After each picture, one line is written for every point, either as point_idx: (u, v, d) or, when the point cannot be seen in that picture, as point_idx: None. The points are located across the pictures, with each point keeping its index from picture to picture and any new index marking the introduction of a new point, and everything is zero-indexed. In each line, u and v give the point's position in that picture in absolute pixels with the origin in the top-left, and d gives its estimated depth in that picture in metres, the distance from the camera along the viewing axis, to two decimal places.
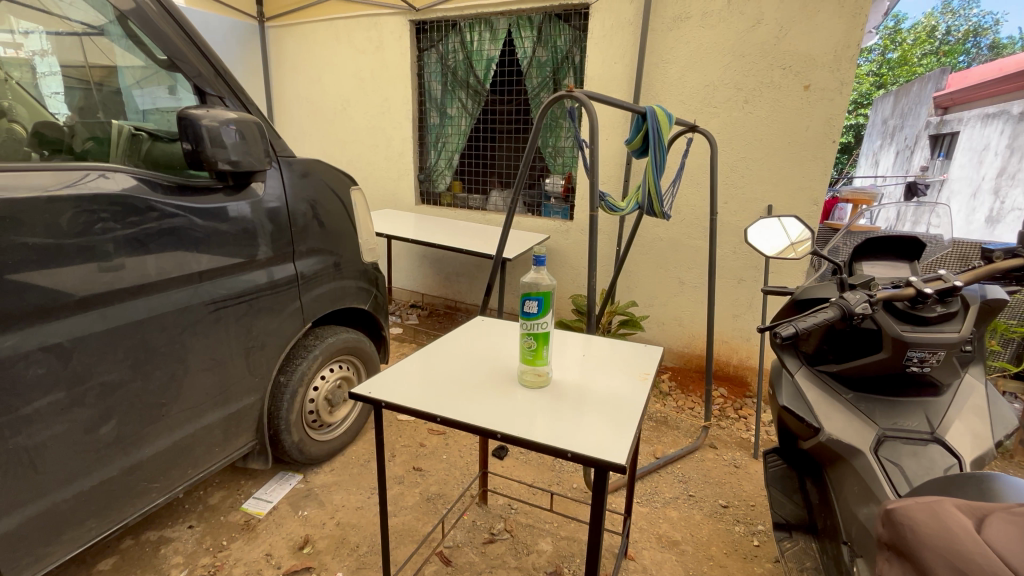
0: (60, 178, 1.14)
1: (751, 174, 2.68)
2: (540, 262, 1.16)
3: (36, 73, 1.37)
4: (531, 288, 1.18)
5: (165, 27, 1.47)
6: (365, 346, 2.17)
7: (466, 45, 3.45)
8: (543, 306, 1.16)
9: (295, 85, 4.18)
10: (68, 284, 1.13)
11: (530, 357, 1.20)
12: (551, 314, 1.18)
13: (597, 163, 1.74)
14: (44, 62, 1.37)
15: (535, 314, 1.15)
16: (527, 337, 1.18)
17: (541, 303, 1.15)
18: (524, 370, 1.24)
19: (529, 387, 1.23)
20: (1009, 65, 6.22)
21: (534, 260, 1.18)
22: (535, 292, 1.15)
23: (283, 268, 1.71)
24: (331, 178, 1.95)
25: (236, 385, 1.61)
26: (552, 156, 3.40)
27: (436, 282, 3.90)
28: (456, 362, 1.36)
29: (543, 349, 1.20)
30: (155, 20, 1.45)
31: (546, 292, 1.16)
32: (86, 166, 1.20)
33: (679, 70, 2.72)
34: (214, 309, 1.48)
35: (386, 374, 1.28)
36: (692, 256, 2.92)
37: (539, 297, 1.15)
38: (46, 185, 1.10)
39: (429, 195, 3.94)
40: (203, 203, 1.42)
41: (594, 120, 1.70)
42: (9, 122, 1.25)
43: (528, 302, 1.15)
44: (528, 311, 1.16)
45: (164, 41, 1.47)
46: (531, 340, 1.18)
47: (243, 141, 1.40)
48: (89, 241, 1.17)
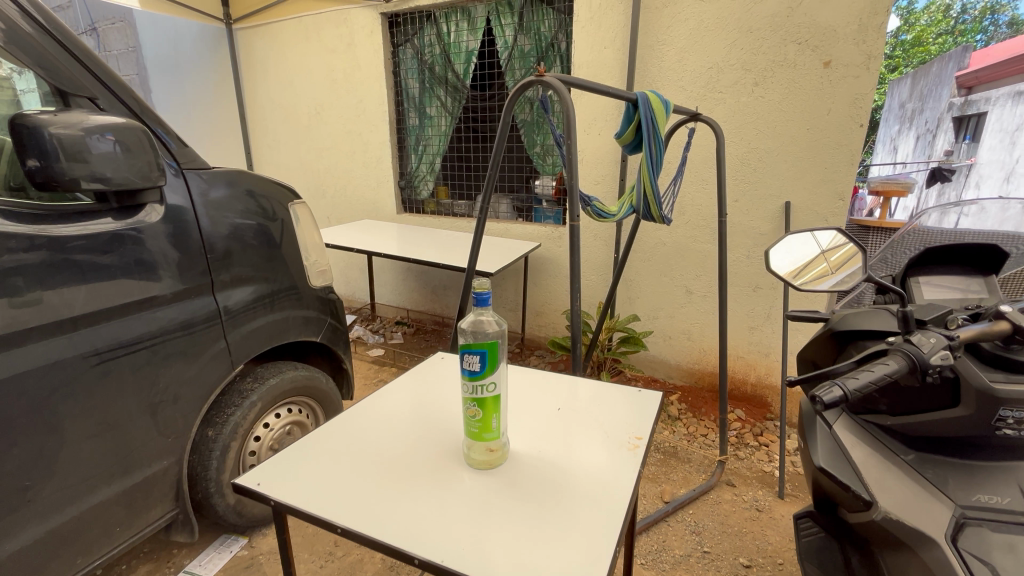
0: None
1: (765, 167, 2.34)
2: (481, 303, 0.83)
3: (17, 90, 1.14)
4: (473, 337, 0.85)
5: (26, 29, 1.10)
6: (320, 384, 1.87)
7: (443, 37, 3.15)
8: (487, 363, 0.84)
9: (268, 90, 3.93)
10: None
11: (474, 426, 0.89)
12: (500, 370, 0.87)
13: (575, 163, 1.41)
14: (24, 79, 1.13)
15: (478, 373, 0.84)
16: (469, 402, 0.86)
17: (484, 359, 0.83)
18: (468, 443, 0.92)
19: (478, 469, 0.91)
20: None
21: (474, 298, 0.84)
22: (476, 344, 0.83)
23: (199, 303, 1.41)
24: (264, 190, 1.65)
25: (140, 450, 1.30)
26: (541, 155, 3.08)
27: (422, 296, 3.61)
28: (393, 430, 1.05)
29: (493, 420, 0.88)
30: (12, 21, 1.07)
31: (491, 344, 0.84)
32: None
33: (677, 51, 2.39)
34: (99, 363, 1.19)
35: (330, 426, 1.07)
36: (700, 261, 2.58)
37: (481, 350, 0.83)
38: None
39: (412, 203, 3.66)
40: (81, 233, 1.13)
41: (569, 111, 1.38)
42: None
43: (466, 357, 0.83)
44: (469, 369, 0.84)
45: (29, 50, 1.10)
46: (473, 406, 0.86)
47: (123, 154, 1.12)
48: None
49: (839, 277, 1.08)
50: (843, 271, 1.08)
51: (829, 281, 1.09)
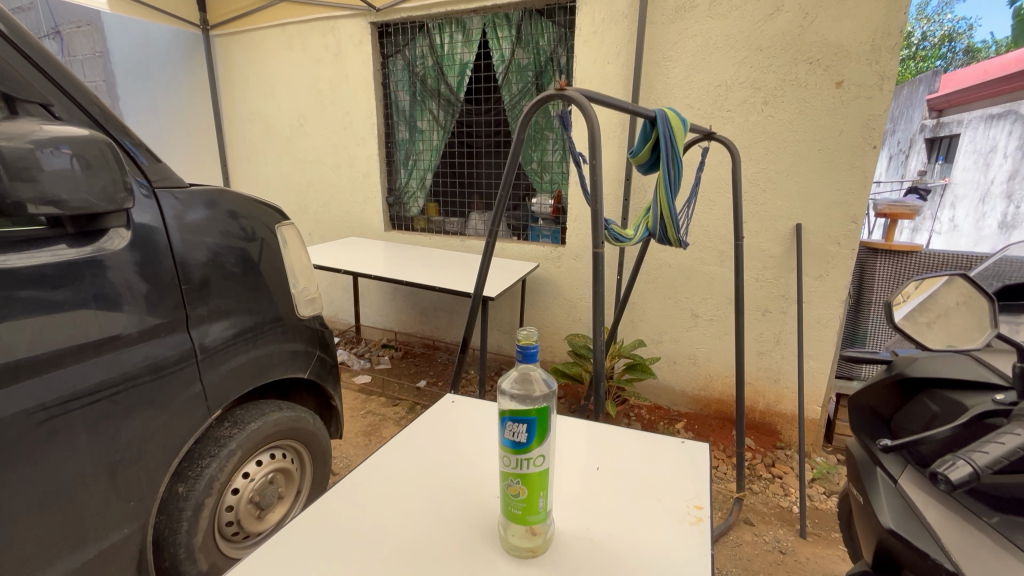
0: None
1: (775, 188, 2.27)
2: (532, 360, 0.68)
3: None
4: (521, 402, 0.71)
5: None
6: (307, 425, 1.68)
7: (436, 49, 3.03)
8: (536, 433, 0.69)
9: (246, 100, 3.73)
10: None
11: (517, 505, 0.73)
12: (549, 440, 0.72)
13: (599, 184, 1.28)
14: None
15: (524, 446, 0.69)
16: (512, 479, 0.71)
17: (533, 429, 0.68)
18: (507, 525, 0.76)
19: (520, 559, 0.75)
20: (992, 64, 5.99)
21: (520, 353, 0.70)
22: (524, 411, 0.68)
23: (171, 343, 1.21)
24: (248, 211, 1.48)
25: (95, 521, 1.09)
26: (538, 172, 2.96)
27: (410, 318, 3.42)
28: (406, 504, 0.88)
29: (537, 500, 0.72)
30: None
31: (542, 410, 0.69)
32: None
33: (684, 68, 2.32)
34: (47, 420, 0.98)
35: (331, 498, 0.90)
36: (707, 284, 2.51)
37: (529, 419, 0.68)
38: None
39: (401, 220, 3.50)
40: (27, 264, 0.94)
41: (595, 127, 1.25)
42: None
43: (511, 425, 0.68)
44: (514, 441, 0.69)
45: None
46: (517, 484, 0.70)
47: (85, 173, 0.95)
48: None
49: (916, 301, 1.07)
50: (920, 293, 1.07)
51: (909, 305, 1.07)
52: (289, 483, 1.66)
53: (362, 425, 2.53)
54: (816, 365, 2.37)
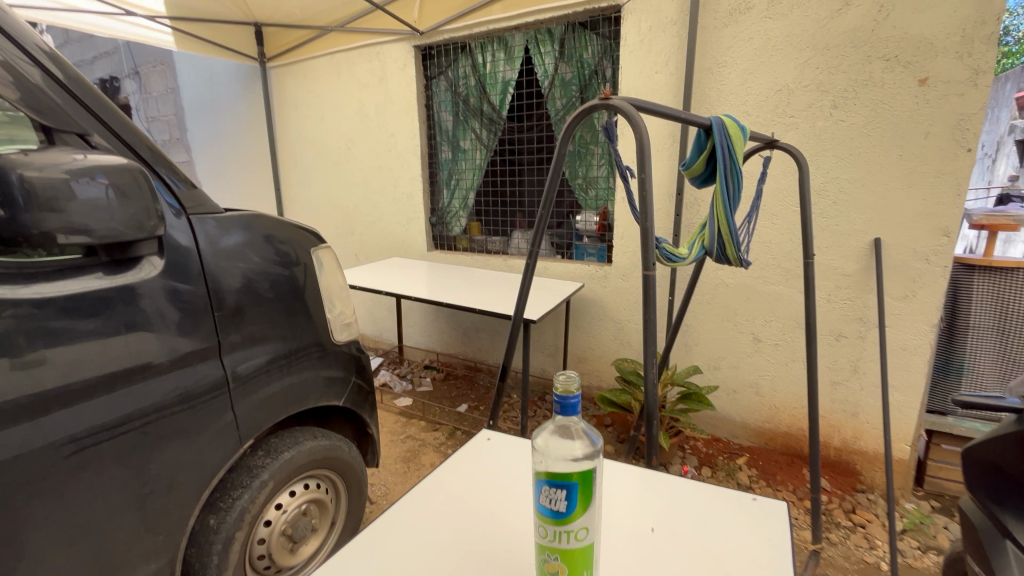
0: None
1: (847, 200, 2.05)
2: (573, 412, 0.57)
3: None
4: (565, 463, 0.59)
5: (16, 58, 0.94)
6: (342, 454, 1.62)
7: (478, 68, 3.01)
8: (578, 500, 0.58)
9: (299, 127, 3.88)
10: None
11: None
12: (594, 508, 0.60)
13: (649, 200, 1.15)
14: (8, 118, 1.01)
15: (564, 515, 0.58)
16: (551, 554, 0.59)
17: (574, 496, 0.57)
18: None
19: None
20: None
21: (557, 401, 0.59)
22: (563, 475, 0.57)
23: (204, 371, 1.19)
24: (284, 235, 1.46)
25: (122, 556, 1.06)
26: (583, 187, 2.84)
27: (453, 338, 3.37)
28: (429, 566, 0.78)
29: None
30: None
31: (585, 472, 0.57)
32: None
33: (738, 74, 2.16)
34: (75, 453, 0.96)
35: (349, 554, 0.81)
36: (769, 304, 2.35)
37: (569, 484, 0.57)
38: None
39: (443, 240, 3.48)
40: (56, 293, 0.93)
41: (644, 138, 1.13)
42: None
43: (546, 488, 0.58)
44: (553, 509, 0.58)
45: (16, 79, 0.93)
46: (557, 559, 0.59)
47: (121, 203, 0.95)
48: None
49: None
50: None
51: None
52: (323, 515, 1.60)
53: (401, 451, 2.47)
54: (901, 398, 2.10)
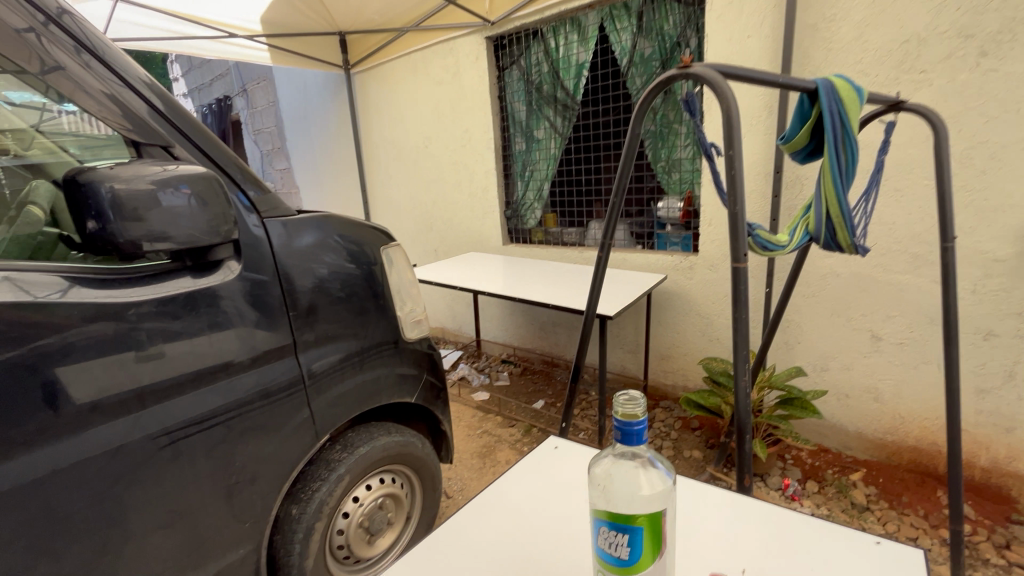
0: None
1: (1000, 169, 1.69)
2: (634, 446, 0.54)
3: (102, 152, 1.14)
4: (622, 503, 0.57)
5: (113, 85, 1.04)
6: (415, 450, 1.63)
7: (551, 53, 2.91)
8: (643, 544, 0.55)
9: (380, 128, 4.03)
10: None
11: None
12: (663, 553, 0.56)
13: (740, 180, 0.99)
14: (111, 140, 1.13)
15: (629, 560, 0.55)
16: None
17: (638, 541, 0.54)
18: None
19: None
20: None
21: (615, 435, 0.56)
22: (627, 519, 0.54)
23: (282, 368, 1.24)
24: (355, 234, 1.48)
25: (214, 540, 1.13)
26: (666, 171, 2.63)
27: (529, 333, 3.33)
28: None
29: None
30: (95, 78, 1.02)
31: (650, 516, 0.54)
32: None
33: (853, 28, 1.87)
34: (168, 444, 1.03)
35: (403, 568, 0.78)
36: (892, 296, 2.02)
37: (633, 528, 0.54)
38: None
39: (518, 233, 3.43)
40: (149, 297, 1.00)
41: (732, 108, 0.98)
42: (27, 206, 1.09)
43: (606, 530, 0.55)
44: (616, 554, 0.56)
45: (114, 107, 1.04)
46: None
47: (201, 210, 0.99)
48: None
49: None
50: None
51: None
52: (398, 509, 1.63)
53: (477, 446, 2.47)
54: None
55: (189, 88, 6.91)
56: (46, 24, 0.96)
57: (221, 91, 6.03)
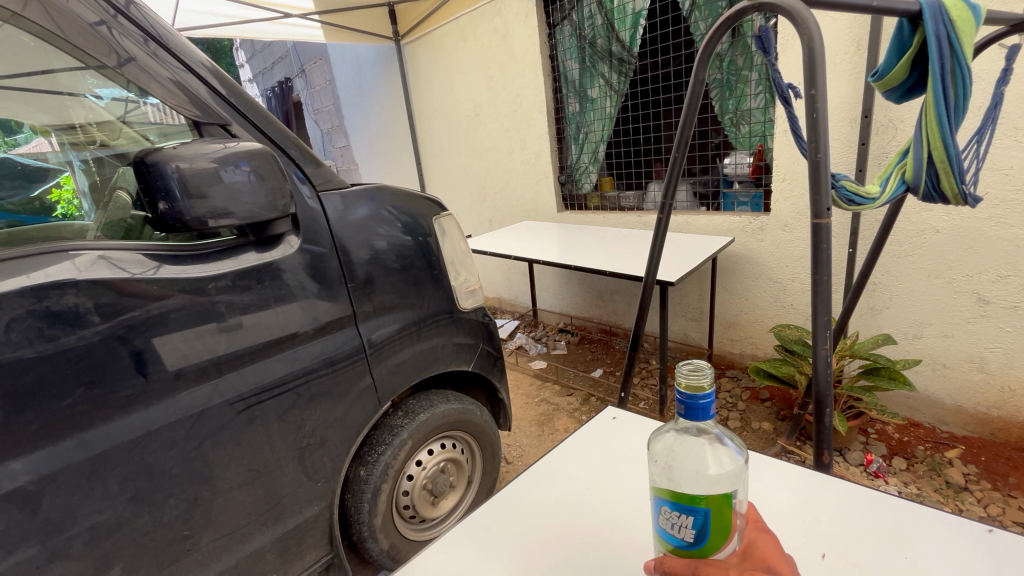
0: (40, 265, 0.87)
1: None
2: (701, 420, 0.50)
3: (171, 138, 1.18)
4: (684, 484, 0.53)
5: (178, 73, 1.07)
6: (474, 417, 1.66)
7: (605, 4, 2.72)
8: (711, 529, 0.51)
9: (431, 99, 4.01)
10: (37, 404, 0.83)
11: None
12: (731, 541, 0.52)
13: (824, 124, 0.87)
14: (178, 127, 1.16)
15: (695, 545, 0.51)
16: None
17: (705, 524, 0.50)
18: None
19: None
20: None
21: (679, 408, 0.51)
22: (691, 500, 0.50)
23: (343, 338, 1.28)
24: (407, 204, 1.48)
25: (290, 497, 1.21)
26: (734, 123, 2.42)
27: (587, 302, 3.27)
28: (540, 565, 0.71)
29: None
30: (157, 66, 1.05)
31: (719, 499, 0.50)
32: (79, 248, 0.93)
33: None
34: (244, 409, 1.10)
35: (460, 535, 0.78)
36: (1005, 253, 1.77)
37: (698, 511, 0.50)
38: (29, 270, 0.85)
39: (573, 199, 3.33)
40: (219, 271, 1.05)
41: (815, 41, 0.85)
42: (115, 191, 1.16)
43: (669, 512, 0.52)
44: (680, 537, 0.52)
45: (176, 91, 1.07)
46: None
47: (259, 185, 1.02)
48: (61, 342, 0.85)
49: None
50: None
51: None
52: (460, 474, 1.68)
53: (535, 414, 2.49)
54: None
55: (254, 73, 7.22)
56: (115, 17, 1.00)
57: (282, 73, 6.24)
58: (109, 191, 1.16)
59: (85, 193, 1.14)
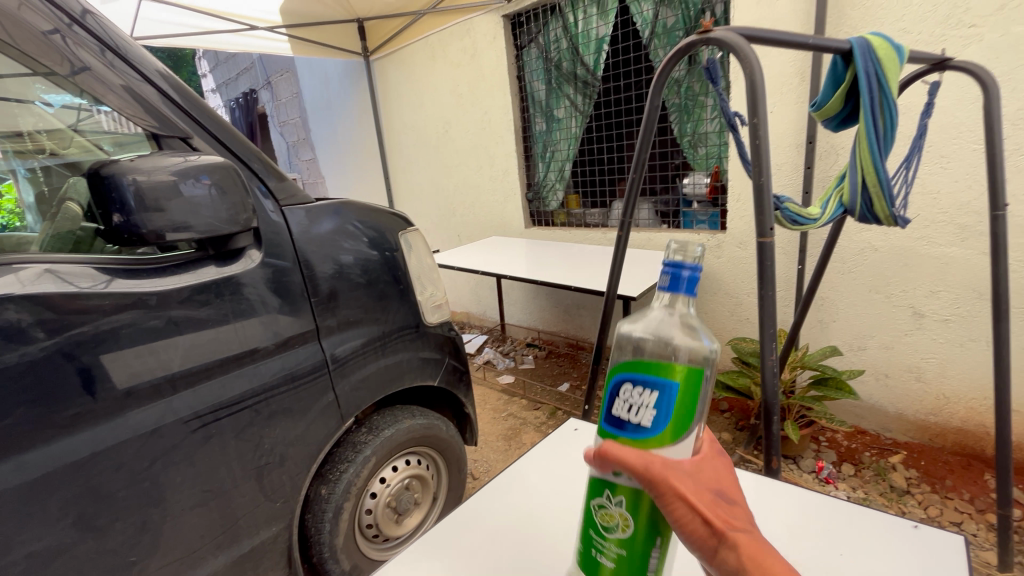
0: None
1: None
2: (683, 290, 0.54)
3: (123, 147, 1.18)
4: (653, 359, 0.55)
5: (136, 84, 1.06)
6: (440, 432, 1.66)
7: (570, 29, 2.82)
8: (672, 412, 0.52)
9: (400, 115, 4.03)
10: None
11: (580, 535, 0.59)
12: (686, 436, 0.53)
13: (766, 150, 0.93)
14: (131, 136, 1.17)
15: (650, 431, 0.52)
16: (612, 498, 0.54)
17: (668, 403, 0.51)
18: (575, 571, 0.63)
19: None
20: None
21: (662, 278, 0.55)
22: (663, 372, 0.51)
23: (305, 354, 1.26)
24: (371, 218, 1.48)
25: (246, 519, 1.17)
26: (692, 146, 2.53)
27: (554, 316, 3.31)
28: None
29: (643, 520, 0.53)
30: (114, 76, 1.03)
31: (689, 376, 0.51)
32: (25, 261, 0.90)
33: None
34: (200, 428, 1.07)
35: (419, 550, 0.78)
36: (936, 270, 1.91)
37: (666, 385, 0.51)
38: None
39: (540, 215, 3.40)
40: (176, 286, 1.03)
41: (755, 73, 0.92)
42: (65, 202, 1.12)
43: (630, 387, 0.54)
44: (638, 419, 0.53)
45: (134, 101, 1.05)
46: (620, 506, 0.54)
47: (221, 198, 1.01)
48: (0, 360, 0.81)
49: None
50: None
51: None
52: (425, 490, 1.66)
53: (503, 429, 2.49)
54: None
55: (217, 83, 7.07)
56: (71, 25, 0.98)
57: (247, 84, 6.14)
58: (59, 203, 1.12)
59: (30, 204, 1.09)
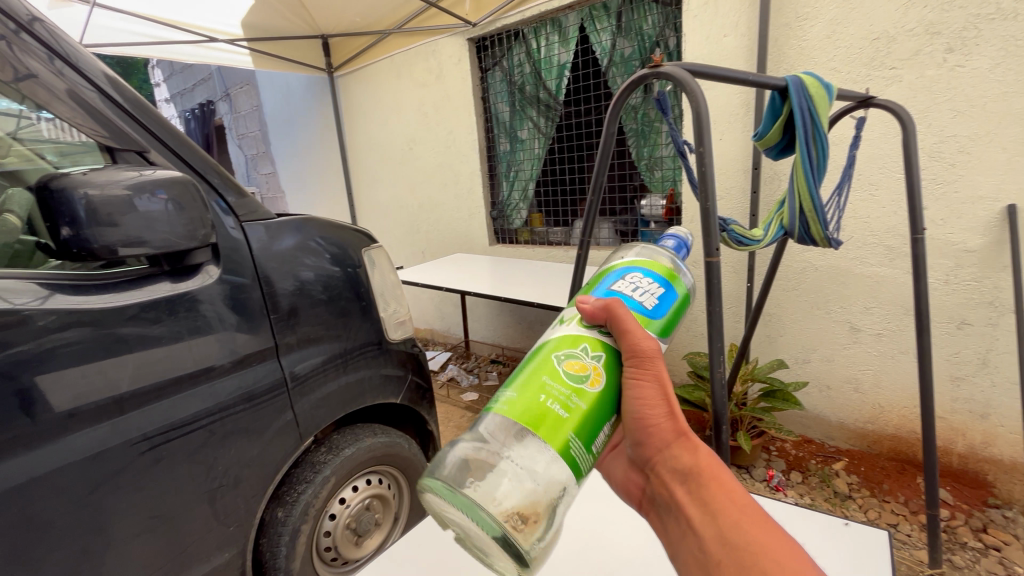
0: None
1: (970, 161, 1.83)
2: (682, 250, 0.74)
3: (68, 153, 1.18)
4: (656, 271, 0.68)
5: (86, 93, 1.03)
6: (402, 451, 1.64)
7: (532, 54, 2.92)
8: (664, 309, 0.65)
9: (364, 131, 4.03)
10: None
11: (521, 385, 0.58)
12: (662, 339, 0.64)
13: (711, 176, 1.01)
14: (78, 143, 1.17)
15: (648, 311, 0.63)
16: (590, 353, 0.60)
17: (665, 301, 0.65)
18: (492, 451, 0.55)
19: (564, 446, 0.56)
20: None
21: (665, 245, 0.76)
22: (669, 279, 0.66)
23: (263, 371, 1.24)
24: (334, 235, 1.48)
25: (196, 546, 1.12)
26: (649, 169, 2.67)
27: (517, 332, 3.34)
28: None
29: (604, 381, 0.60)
30: (64, 85, 1.00)
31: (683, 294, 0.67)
32: None
33: (824, 26, 2.01)
34: (148, 450, 1.03)
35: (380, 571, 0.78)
36: (869, 288, 2.07)
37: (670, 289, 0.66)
38: None
39: (504, 233, 3.45)
40: (127, 302, 1.01)
41: (701, 106, 1.00)
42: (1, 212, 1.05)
43: (641, 277, 0.65)
44: (640, 298, 0.64)
45: (85, 111, 1.03)
46: (596, 361, 0.61)
47: (179, 214, 1.00)
48: None
49: None
50: None
51: None
52: (386, 510, 1.64)
53: None
54: None
55: (172, 93, 6.84)
56: (17, 32, 0.95)
57: (204, 96, 5.98)
58: None
59: None
